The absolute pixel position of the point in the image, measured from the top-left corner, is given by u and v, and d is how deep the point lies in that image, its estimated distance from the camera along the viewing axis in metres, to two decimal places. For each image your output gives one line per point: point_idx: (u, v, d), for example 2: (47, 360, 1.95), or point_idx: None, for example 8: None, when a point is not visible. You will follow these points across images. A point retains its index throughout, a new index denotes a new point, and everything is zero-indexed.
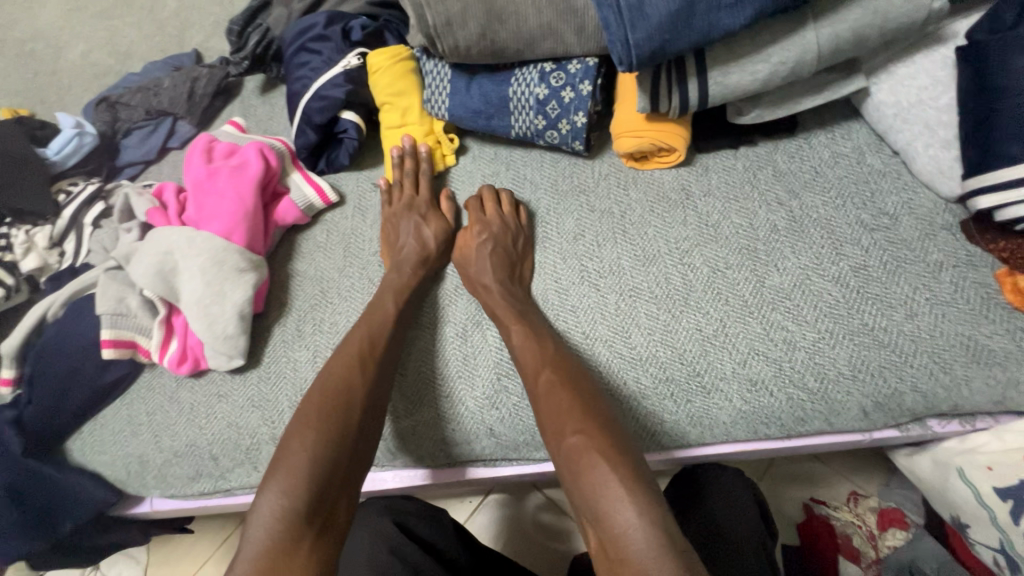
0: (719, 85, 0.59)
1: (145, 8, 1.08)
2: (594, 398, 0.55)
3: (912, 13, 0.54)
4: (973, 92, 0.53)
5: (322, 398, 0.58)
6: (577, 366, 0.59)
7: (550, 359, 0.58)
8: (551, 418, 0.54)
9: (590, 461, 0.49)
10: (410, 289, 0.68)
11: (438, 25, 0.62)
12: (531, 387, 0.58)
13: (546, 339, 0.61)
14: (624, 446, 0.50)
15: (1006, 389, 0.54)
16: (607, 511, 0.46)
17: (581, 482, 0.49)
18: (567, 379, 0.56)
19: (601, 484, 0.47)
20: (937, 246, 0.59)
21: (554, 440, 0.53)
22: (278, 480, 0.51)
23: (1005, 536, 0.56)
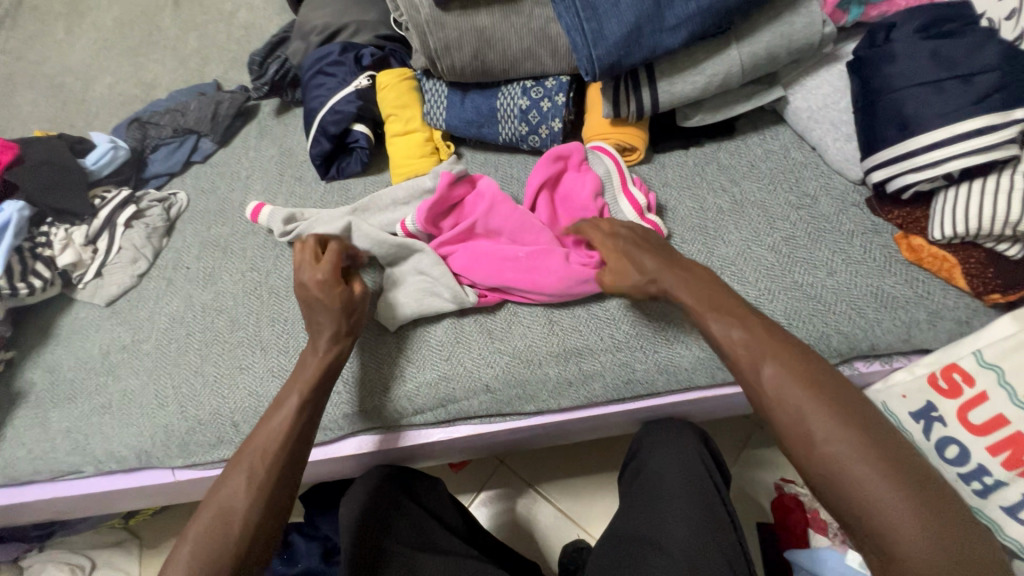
0: (667, 93, 0.73)
1: (169, 47, 1.22)
2: (840, 389, 0.52)
3: (810, 37, 0.70)
4: (862, 94, 0.68)
5: (219, 500, 0.59)
6: (799, 347, 0.55)
7: (772, 351, 0.55)
8: (812, 415, 0.51)
9: (850, 466, 0.49)
10: (322, 374, 0.66)
11: (438, 48, 0.75)
12: (755, 384, 0.55)
13: (749, 315, 0.58)
14: (846, 452, 0.49)
15: (910, 327, 0.67)
16: (874, 517, 0.48)
17: (847, 489, 0.49)
18: (797, 375, 0.53)
19: (878, 494, 0.48)
20: (848, 218, 0.73)
21: (799, 445, 0.52)
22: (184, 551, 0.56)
23: (921, 452, 0.66)
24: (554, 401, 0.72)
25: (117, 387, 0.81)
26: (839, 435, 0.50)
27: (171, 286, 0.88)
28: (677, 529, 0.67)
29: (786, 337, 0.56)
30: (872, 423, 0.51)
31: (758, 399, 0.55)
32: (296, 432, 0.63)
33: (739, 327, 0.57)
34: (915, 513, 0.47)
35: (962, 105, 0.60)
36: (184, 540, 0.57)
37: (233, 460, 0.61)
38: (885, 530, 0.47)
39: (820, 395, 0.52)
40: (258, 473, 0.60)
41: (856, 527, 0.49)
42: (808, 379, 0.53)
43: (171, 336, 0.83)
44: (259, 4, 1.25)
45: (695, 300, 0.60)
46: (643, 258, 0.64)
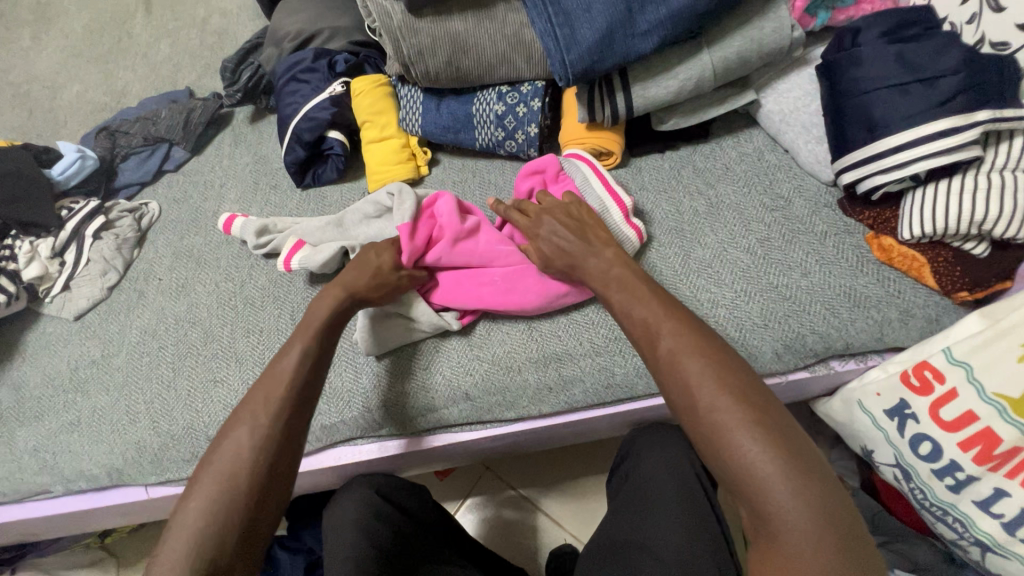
0: (641, 98, 0.73)
1: (140, 54, 1.19)
2: (725, 357, 0.51)
3: (780, 41, 0.71)
4: (831, 97, 0.69)
5: (223, 458, 0.52)
6: (690, 315, 0.55)
7: (664, 315, 0.55)
8: (694, 377, 0.50)
9: (727, 427, 0.47)
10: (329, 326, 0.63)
11: (411, 55, 0.75)
12: (648, 348, 0.54)
13: (645, 291, 0.58)
14: (727, 417, 0.47)
15: (883, 326, 0.68)
16: (746, 477, 0.45)
17: (723, 451, 0.47)
18: (687, 343, 0.52)
19: (754, 460, 0.45)
20: (821, 219, 0.74)
21: (687, 415, 0.50)
22: (195, 508, 0.50)
23: (898, 449, 0.66)
24: (535, 407, 0.72)
25: (87, 403, 0.78)
26: (716, 395, 0.48)
27: (142, 298, 0.86)
28: (668, 535, 0.67)
29: (679, 306, 0.56)
30: (749, 389, 0.49)
31: (650, 364, 0.54)
32: (303, 389, 0.58)
33: (639, 300, 0.57)
34: (785, 474, 0.44)
35: (927, 107, 0.61)
36: (187, 501, 0.51)
37: (233, 416, 0.56)
38: (757, 489, 0.45)
39: (709, 363, 0.50)
40: (264, 427, 0.54)
41: (740, 498, 0.47)
42: (696, 342, 0.52)
43: (143, 350, 0.81)
44: (232, 9, 1.24)
45: (601, 271, 0.61)
46: (561, 230, 0.66)
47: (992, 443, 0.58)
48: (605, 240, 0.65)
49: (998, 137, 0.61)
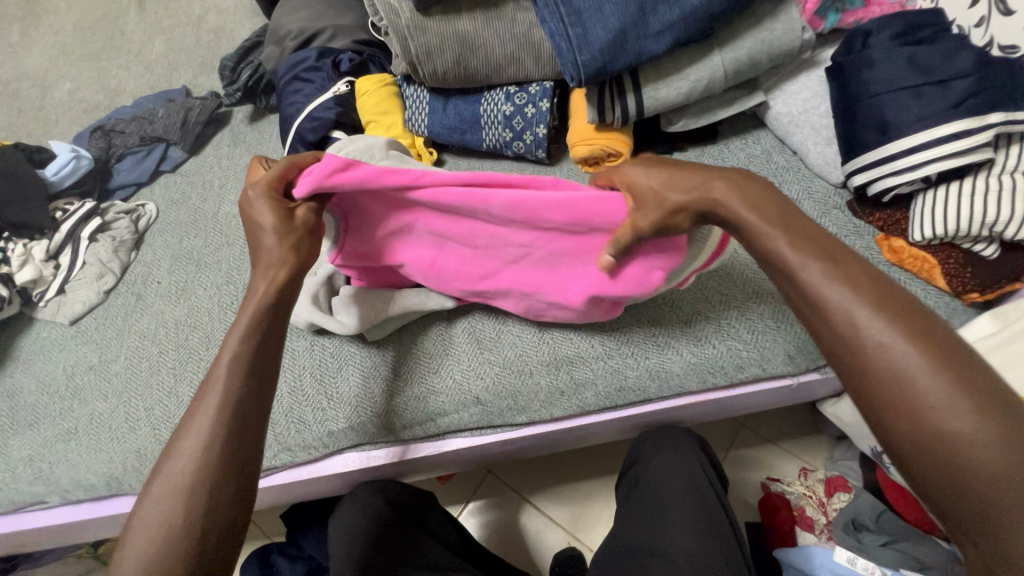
0: (652, 99, 0.73)
1: (134, 52, 1.17)
2: (959, 351, 0.40)
3: (790, 43, 0.71)
4: (842, 99, 0.69)
5: (160, 490, 0.47)
6: (879, 277, 0.43)
7: (849, 279, 0.42)
8: (921, 375, 0.38)
9: (953, 423, 0.37)
10: (263, 323, 0.54)
11: (419, 54, 0.74)
12: (827, 320, 0.42)
13: (835, 253, 0.44)
14: (970, 432, 0.37)
15: None
16: (975, 480, 0.37)
17: (952, 453, 0.37)
18: (906, 328, 0.40)
19: (1010, 493, 0.36)
20: (831, 220, 0.74)
21: (901, 423, 0.39)
22: (133, 548, 0.46)
23: None
24: (546, 411, 0.71)
25: (84, 411, 0.76)
26: (959, 399, 0.37)
27: (141, 301, 0.84)
28: (681, 538, 0.66)
29: (862, 263, 0.44)
30: (976, 375, 0.39)
31: (829, 341, 0.42)
32: (240, 404, 0.50)
33: (824, 260, 0.43)
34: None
35: (940, 110, 0.61)
36: (133, 524, 0.48)
37: (172, 440, 0.50)
38: (990, 500, 0.36)
39: (938, 357, 0.39)
40: (198, 450, 0.48)
41: (964, 528, 0.38)
42: (898, 315, 0.41)
43: (142, 355, 0.79)
44: (228, 7, 1.22)
45: (744, 208, 0.47)
46: (649, 171, 0.52)
47: None
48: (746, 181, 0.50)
49: (1008, 140, 0.62)
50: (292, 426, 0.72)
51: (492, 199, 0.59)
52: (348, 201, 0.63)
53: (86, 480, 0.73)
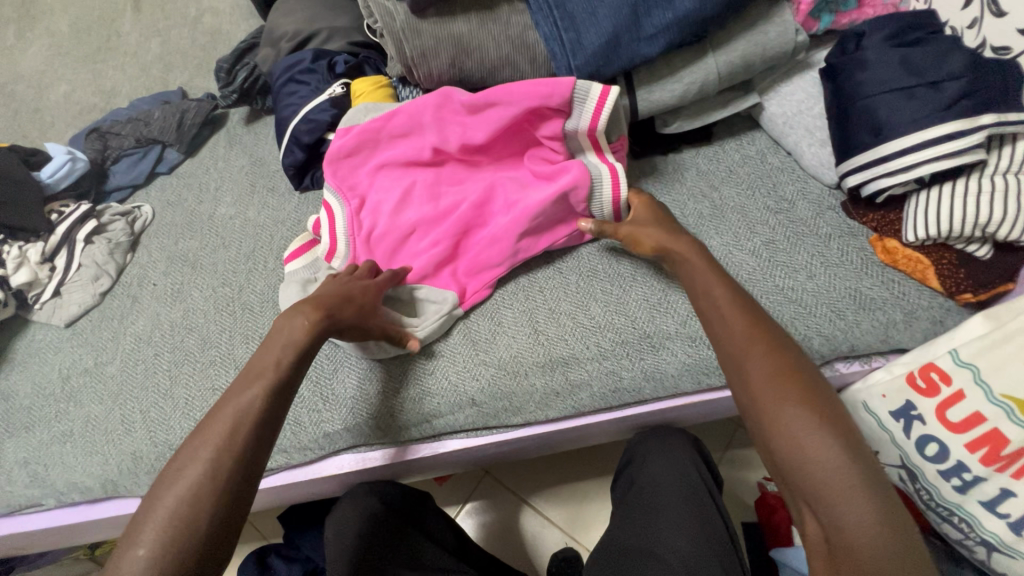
0: (646, 101, 0.73)
1: (129, 53, 1.17)
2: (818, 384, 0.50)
3: (785, 45, 0.71)
4: (836, 100, 0.69)
5: (179, 494, 0.48)
6: (785, 340, 0.54)
7: (761, 338, 0.53)
8: (787, 396, 0.49)
9: (823, 457, 0.46)
10: (302, 350, 0.59)
11: (414, 56, 0.74)
12: (738, 367, 0.53)
13: (740, 299, 0.57)
14: (814, 441, 0.46)
15: (888, 328, 0.68)
16: (836, 508, 0.44)
17: (820, 482, 0.45)
18: (783, 357, 0.51)
19: (842, 492, 0.44)
20: (825, 221, 0.74)
21: (769, 429, 0.49)
22: (145, 544, 0.46)
23: (903, 450, 0.66)
24: (541, 413, 0.71)
25: (80, 413, 0.76)
26: (806, 415, 0.47)
27: (137, 303, 0.84)
28: (677, 540, 0.66)
29: (781, 334, 0.54)
30: (846, 425, 0.47)
31: (735, 373, 0.53)
32: (267, 417, 0.54)
33: (730, 304, 0.56)
34: (845, 460, 0.45)
35: (932, 111, 0.61)
36: (134, 547, 0.46)
37: (190, 443, 0.52)
38: (829, 499, 0.45)
39: (799, 383, 0.49)
40: (227, 454, 0.50)
41: (819, 524, 0.46)
42: (791, 367, 0.51)
43: (138, 357, 0.79)
44: (224, 8, 1.21)
45: (694, 272, 0.61)
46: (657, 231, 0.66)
47: (998, 445, 0.58)
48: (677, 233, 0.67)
49: (1001, 141, 0.62)
50: (288, 428, 0.72)
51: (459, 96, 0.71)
52: (344, 176, 0.76)
53: (82, 482, 0.73)
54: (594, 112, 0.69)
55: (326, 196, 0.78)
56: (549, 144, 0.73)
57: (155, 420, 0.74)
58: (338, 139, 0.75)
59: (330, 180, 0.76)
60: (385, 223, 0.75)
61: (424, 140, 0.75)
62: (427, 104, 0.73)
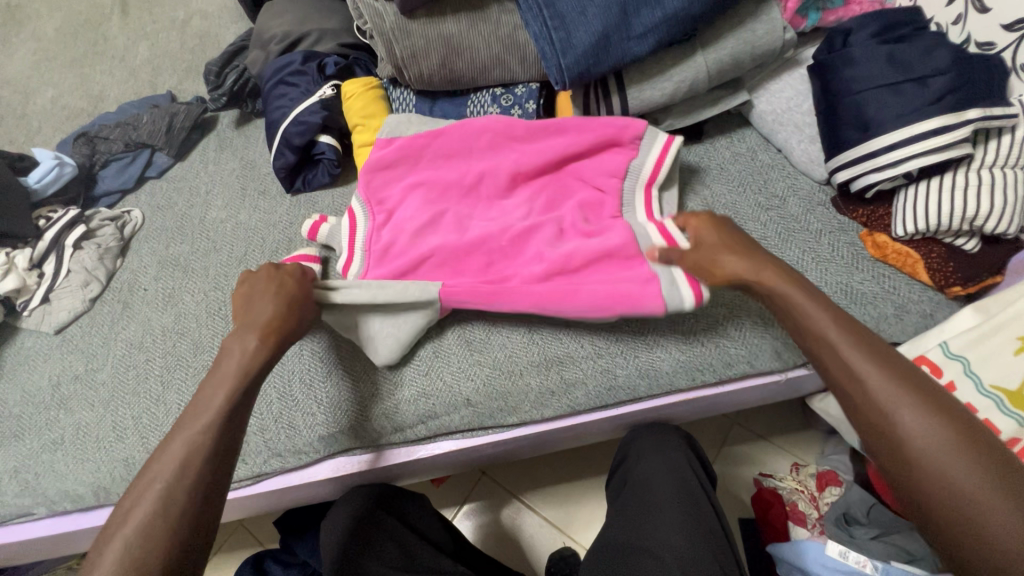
0: (637, 100, 0.73)
1: (117, 57, 1.16)
2: (939, 391, 0.47)
3: (773, 43, 0.72)
4: (824, 97, 0.70)
5: (130, 529, 0.47)
6: (895, 355, 0.50)
7: (862, 350, 0.50)
8: (900, 402, 0.46)
9: (954, 472, 0.43)
10: (247, 375, 0.57)
11: (405, 57, 0.74)
12: (839, 373, 0.50)
13: (828, 304, 0.54)
14: (933, 446, 0.44)
15: (879, 323, 0.69)
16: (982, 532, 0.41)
17: (963, 498, 0.42)
18: (889, 364, 0.49)
19: (971, 491, 0.42)
20: (816, 217, 0.74)
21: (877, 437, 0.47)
22: None
23: None
24: (536, 412, 0.71)
25: (70, 420, 0.75)
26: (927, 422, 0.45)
27: (127, 309, 0.83)
28: (671, 537, 0.66)
29: (880, 339, 0.51)
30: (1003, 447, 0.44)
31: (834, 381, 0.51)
32: (221, 445, 0.53)
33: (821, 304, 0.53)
34: (985, 463, 0.43)
35: (919, 106, 0.62)
36: None
37: (138, 479, 0.50)
38: (960, 509, 0.42)
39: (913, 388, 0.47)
40: (176, 487, 0.49)
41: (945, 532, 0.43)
42: (904, 381, 0.48)
43: (129, 363, 0.78)
44: (213, 11, 1.21)
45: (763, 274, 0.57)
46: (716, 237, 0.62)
47: None
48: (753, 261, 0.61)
49: (987, 135, 0.63)
50: (282, 432, 0.72)
51: (513, 126, 0.75)
52: (376, 188, 0.77)
53: (73, 491, 0.72)
54: (658, 158, 0.72)
55: (354, 204, 0.77)
56: (591, 182, 0.74)
57: (147, 426, 0.73)
58: (378, 150, 0.76)
59: (361, 189, 0.76)
60: (405, 241, 0.73)
61: (468, 166, 0.76)
62: (487, 127, 0.75)
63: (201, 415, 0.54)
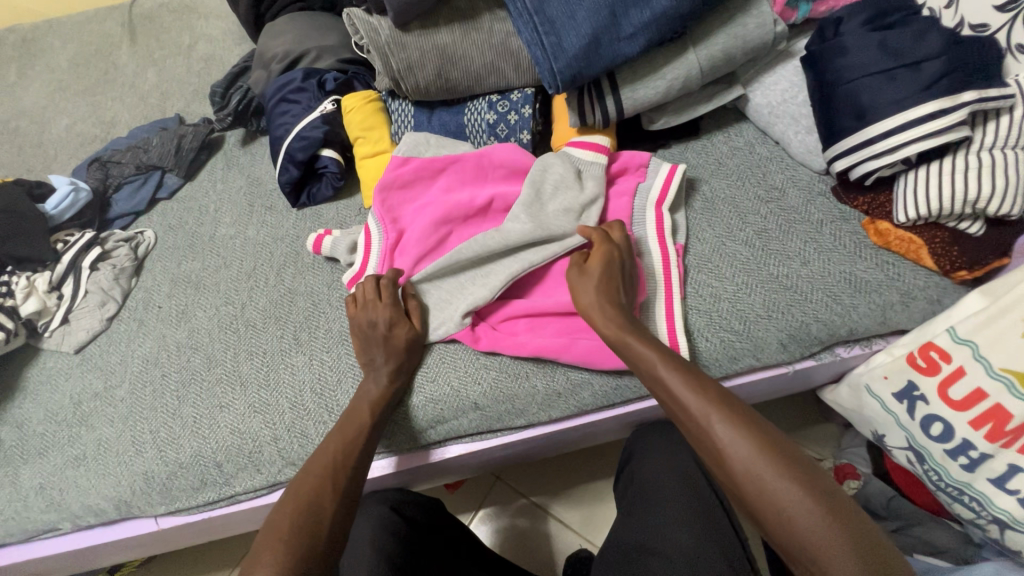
0: (630, 99, 0.74)
1: (127, 84, 1.20)
2: (765, 429, 0.53)
3: (764, 36, 0.72)
4: (818, 87, 0.70)
5: (298, 507, 0.57)
6: (729, 399, 0.56)
7: (702, 396, 0.56)
8: (738, 451, 0.52)
9: (786, 502, 0.48)
10: (381, 409, 0.67)
11: (401, 69, 0.75)
12: (688, 425, 0.56)
13: (676, 359, 0.60)
14: (765, 482, 0.50)
15: (885, 310, 0.68)
16: (813, 549, 0.47)
17: (804, 540, 0.47)
18: (722, 406, 0.55)
19: (800, 519, 0.48)
20: (816, 207, 0.74)
21: (732, 478, 0.52)
22: (272, 553, 0.53)
23: (909, 433, 0.67)
24: (544, 413, 0.72)
25: (91, 437, 0.77)
26: (756, 464, 0.51)
27: (143, 326, 0.85)
28: (681, 536, 0.66)
29: (719, 386, 0.57)
30: (828, 481, 0.50)
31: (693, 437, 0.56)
32: (362, 455, 0.64)
33: (671, 366, 0.59)
34: (804, 491, 0.49)
35: (914, 91, 0.62)
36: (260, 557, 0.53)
37: (302, 476, 0.61)
38: (796, 536, 0.48)
39: (740, 429, 0.53)
40: (339, 487, 0.60)
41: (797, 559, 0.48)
42: (734, 420, 0.53)
43: (146, 378, 0.80)
44: (218, 35, 1.24)
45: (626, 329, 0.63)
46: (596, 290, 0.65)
47: (1002, 420, 0.58)
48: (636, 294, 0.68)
49: (985, 117, 0.62)
50: (295, 441, 0.73)
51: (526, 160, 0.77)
52: (386, 205, 0.78)
53: (96, 505, 0.74)
54: (662, 187, 0.75)
55: (370, 222, 0.79)
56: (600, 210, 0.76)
57: (164, 440, 0.75)
58: (395, 169, 0.78)
59: (377, 207, 0.77)
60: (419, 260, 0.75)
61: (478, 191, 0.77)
62: (505, 161, 0.77)
63: (350, 442, 0.64)
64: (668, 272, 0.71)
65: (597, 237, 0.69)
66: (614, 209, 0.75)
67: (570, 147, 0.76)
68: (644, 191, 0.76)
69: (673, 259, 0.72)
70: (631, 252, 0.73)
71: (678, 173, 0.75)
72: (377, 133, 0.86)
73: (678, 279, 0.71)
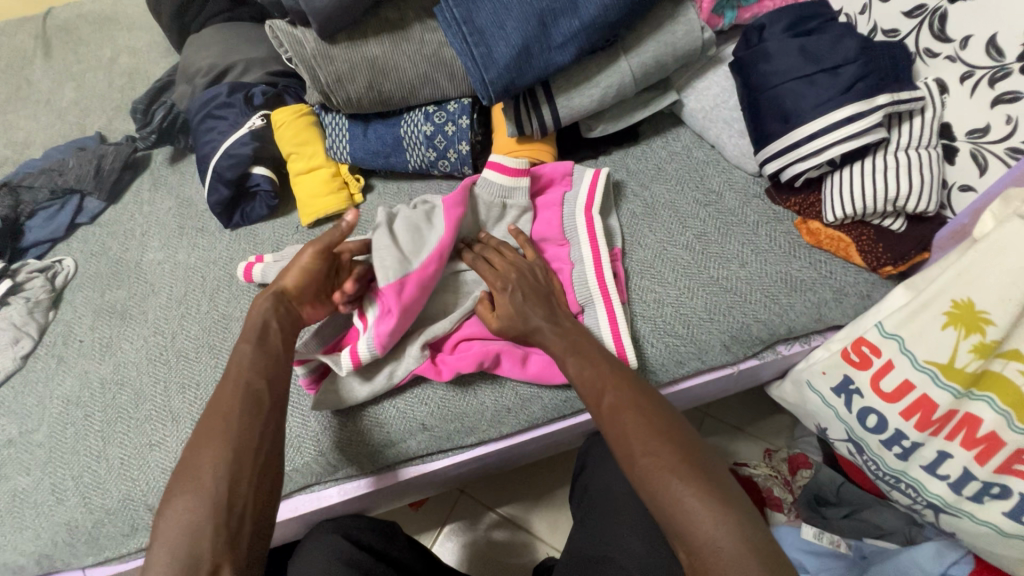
0: (566, 109, 0.74)
1: (41, 101, 1.12)
2: (667, 415, 0.52)
3: (693, 42, 0.73)
4: (746, 92, 0.71)
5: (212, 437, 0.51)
6: (640, 386, 0.55)
7: (611, 383, 0.55)
8: (635, 434, 0.51)
9: (665, 481, 0.47)
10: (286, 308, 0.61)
11: (329, 82, 0.72)
12: (594, 413, 0.55)
13: (594, 352, 0.59)
14: (654, 462, 0.48)
15: (821, 307, 0.70)
16: (685, 528, 0.45)
17: (679, 522, 0.46)
18: (628, 393, 0.54)
19: (680, 498, 0.46)
20: (752, 209, 0.76)
21: (624, 462, 0.51)
22: (188, 489, 0.49)
23: (847, 425, 0.68)
24: (494, 430, 0.70)
25: (5, 488, 0.71)
26: (647, 443, 0.50)
27: (62, 364, 0.79)
28: (635, 545, 0.66)
29: (634, 376, 0.57)
30: (717, 469, 0.49)
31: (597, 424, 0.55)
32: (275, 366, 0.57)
33: (586, 360, 0.58)
34: (689, 470, 0.48)
35: (833, 95, 0.64)
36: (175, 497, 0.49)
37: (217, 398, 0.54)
38: (675, 515, 0.46)
39: (641, 413, 0.52)
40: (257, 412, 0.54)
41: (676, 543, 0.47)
42: (637, 405, 0.53)
43: (66, 420, 0.74)
44: (142, 46, 1.18)
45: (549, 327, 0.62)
46: (524, 308, 0.63)
47: (929, 410, 0.60)
48: (566, 308, 0.66)
49: (900, 118, 0.65)
50: None
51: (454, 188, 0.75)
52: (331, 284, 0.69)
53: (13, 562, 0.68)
54: (588, 192, 0.75)
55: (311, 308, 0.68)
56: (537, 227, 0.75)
57: (88, 487, 0.70)
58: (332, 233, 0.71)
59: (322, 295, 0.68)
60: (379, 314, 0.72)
61: None
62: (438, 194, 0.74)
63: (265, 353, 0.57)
64: (606, 276, 0.70)
65: (480, 271, 0.67)
66: (547, 220, 0.75)
67: (508, 186, 0.74)
68: (572, 198, 0.76)
69: (611, 267, 0.71)
70: (567, 259, 0.72)
71: (603, 175, 0.76)
72: (311, 149, 0.83)
73: (614, 282, 0.70)
